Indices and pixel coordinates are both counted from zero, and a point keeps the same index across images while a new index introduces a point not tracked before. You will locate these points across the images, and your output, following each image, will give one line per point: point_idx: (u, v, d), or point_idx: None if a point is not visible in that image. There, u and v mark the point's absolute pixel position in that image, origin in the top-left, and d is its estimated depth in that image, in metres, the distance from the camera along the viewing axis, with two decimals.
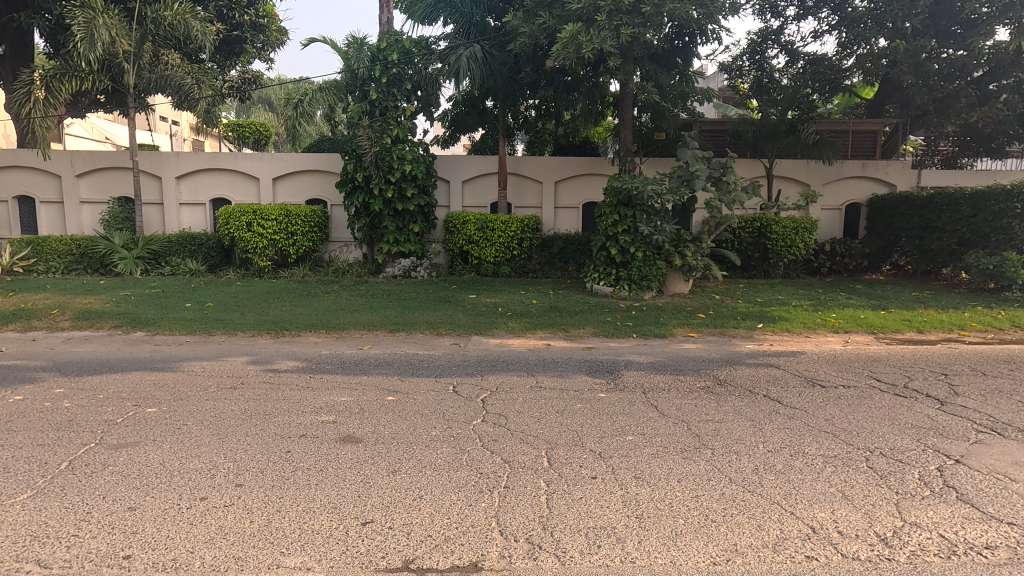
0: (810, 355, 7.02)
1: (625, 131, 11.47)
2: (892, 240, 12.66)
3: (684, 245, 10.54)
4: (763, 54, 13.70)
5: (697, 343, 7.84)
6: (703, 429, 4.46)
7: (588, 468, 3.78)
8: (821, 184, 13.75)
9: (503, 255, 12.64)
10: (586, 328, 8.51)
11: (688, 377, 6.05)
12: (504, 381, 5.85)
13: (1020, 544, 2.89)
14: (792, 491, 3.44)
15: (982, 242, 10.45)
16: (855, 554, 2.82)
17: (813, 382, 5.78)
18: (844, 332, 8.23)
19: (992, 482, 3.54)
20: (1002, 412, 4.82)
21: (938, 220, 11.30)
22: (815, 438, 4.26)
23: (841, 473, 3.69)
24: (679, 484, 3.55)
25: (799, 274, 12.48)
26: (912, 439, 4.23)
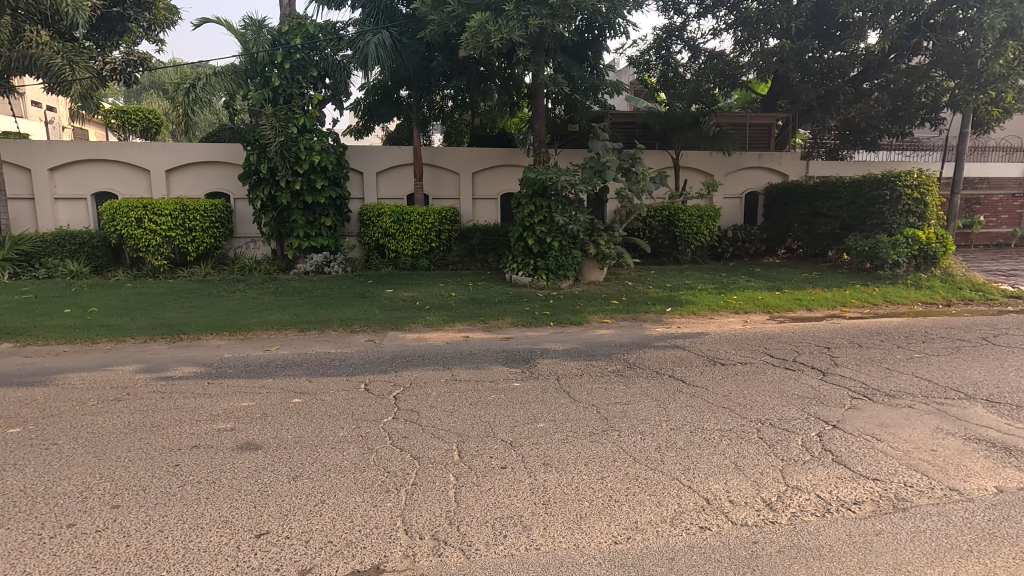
0: (713, 335, 7.46)
1: (539, 121, 11.58)
2: (786, 226, 13.69)
3: (598, 235, 10.84)
4: (668, 50, 14.25)
5: (611, 328, 8.10)
6: (612, 412, 4.59)
7: (498, 458, 3.78)
8: (722, 174, 14.61)
9: (422, 248, 12.39)
10: (505, 318, 8.54)
11: (601, 361, 6.22)
12: (418, 377, 5.73)
13: (882, 498, 3.20)
14: (690, 466, 3.62)
15: (860, 227, 11.54)
16: (743, 521, 3.00)
17: (714, 361, 6.12)
18: (744, 313, 8.81)
19: (862, 443, 3.91)
20: (873, 379, 5.34)
21: (825, 207, 12.33)
22: (714, 414, 4.51)
23: (735, 445, 3.92)
24: (586, 468, 3.63)
25: (705, 259, 13.22)
26: (797, 409, 4.58)
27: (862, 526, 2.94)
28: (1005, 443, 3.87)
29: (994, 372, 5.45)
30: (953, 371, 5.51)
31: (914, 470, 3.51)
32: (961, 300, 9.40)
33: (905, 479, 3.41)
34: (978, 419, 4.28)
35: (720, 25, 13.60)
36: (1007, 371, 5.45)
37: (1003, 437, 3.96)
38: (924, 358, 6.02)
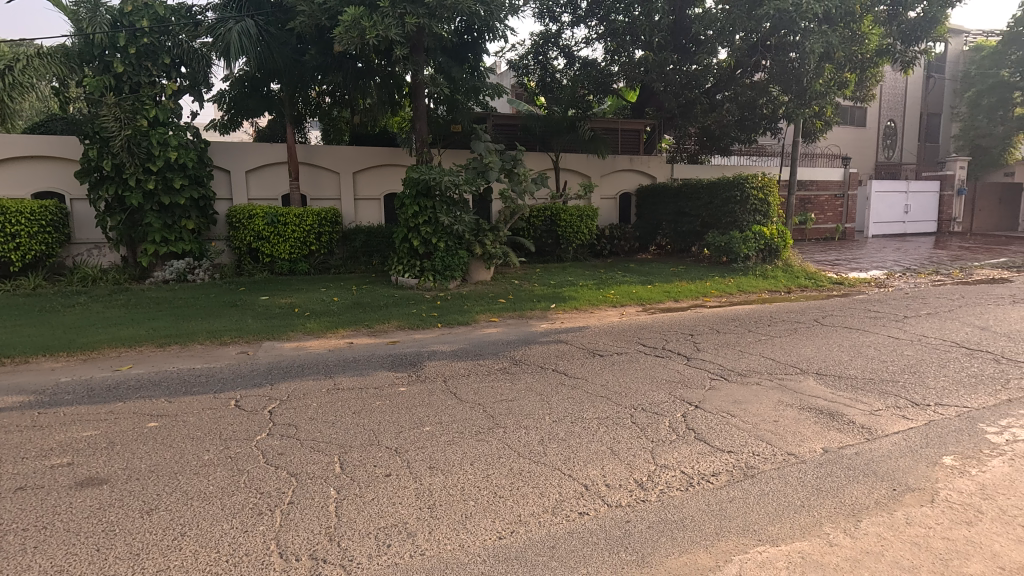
0: (592, 328, 7.86)
1: (421, 121, 11.43)
2: (656, 225, 14.83)
3: (484, 235, 10.94)
4: (545, 56, 14.86)
5: (498, 327, 8.23)
6: (497, 410, 4.67)
7: (382, 467, 3.68)
8: (598, 176, 15.47)
9: (300, 251, 11.71)
10: (391, 321, 8.33)
11: (488, 360, 6.30)
12: (296, 389, 5.40)
13: (735, 468, 3.57)
14: (571, 455, 3.78)
15: (717, 224, 12.80)
16: (618, 502, 3.20)
17: (594, 353, 6.47)
18: (620, 306, 9.39)
19: (720, 420, 4.35)
20: (728, 361, 5.96)
21: (688, 207, 13.51)
22: (592, 403, 4.76)
23: (611, 431, 4.17)
24: (472, 467, 3.65)
25: (586, 256, 13.89)
26: (666, 393, 4.97)
27: (718, 495, 3.26)
28: (830, 409, 4.50)
29: (821, 348, 6.32)
30: (792, 349, 6.31)
31: (760, 440, 3.97)
32: (798, 288, 10.80)
33: (753, 448, 3.84)
34: (811, 390, 4.94)
35: (591, 35, 14.35)
36: (831, 347, 6.35)
37: (829, 404, 4.60)
38: (768, 340, 6.82)
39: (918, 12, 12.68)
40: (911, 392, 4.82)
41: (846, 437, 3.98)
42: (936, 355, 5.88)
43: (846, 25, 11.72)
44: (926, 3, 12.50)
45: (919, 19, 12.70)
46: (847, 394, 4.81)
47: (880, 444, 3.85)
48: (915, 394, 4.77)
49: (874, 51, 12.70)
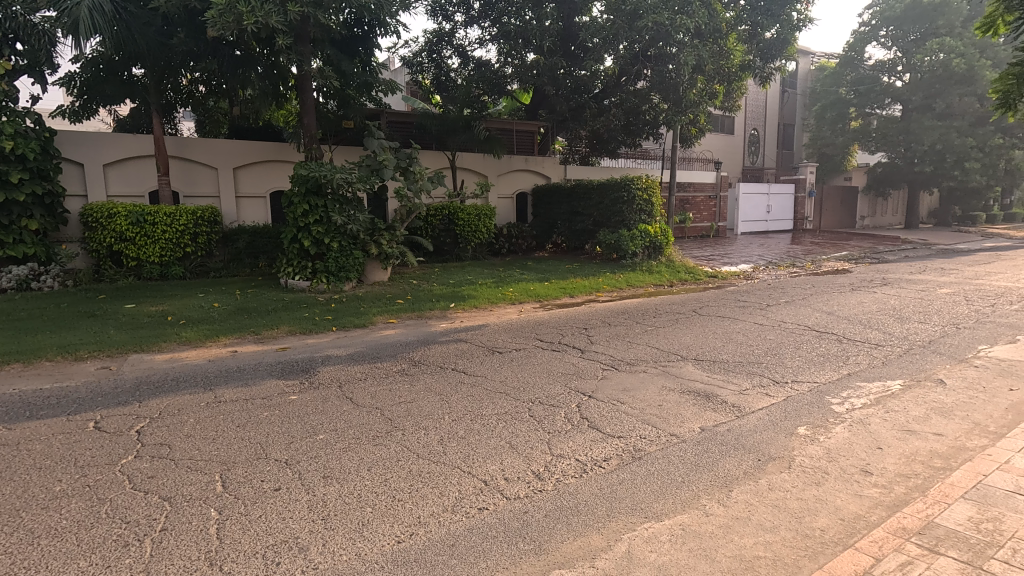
0: (491, 326, 7.96)
1: (309, 115, 10.84)
2: (551, 224, 15.31)
3: (380, 234, 10.63)
4: (439, 54, 14.78)
5: (397, 328, 8.06)
6: (395, 412, 4.57)
7: (270, 481, 3.46)
8: (495, 176, 15.72)
9: (173, 253, 10.66)
10: (280, 327, 7.84)
11: (386, 362, 6.15)
12: (169, 404, 4.91)
13: (623, 452, 3.80)
14: (470, 453, 3.81)
15: (607, 223, 13.48)
16: (516, 494, 3.28)
17: (493, 350, 6.56)
18: (519, 304, 9.59)
19: (610, 407, 4.60)
20: (618, 352, 6.32)
21: (581, 206, 14.08)
22: (491, 400, 4.83)
23: (509, 426, 4.25)
24: (369, 473, 3.55)
25: (484, 255, 14.01)
26: (561, 385, 5.16)
27: (610, 478, 3.45)
28: (707, 391, 4.94)
29: (700, 336, 6.90)
30: (674, 338, 6.83)
31: (647, 424, 4.25)
32: (679, 282, 11.69)
33: (640, 432, 4.11)
34: (690, 375, 5.39)
35: (485, 36, 14.47)
36: (707, 334, 6.95)
37: (705, 386, 5.05)
38: (654, 330, 7.32)
39: (773, 33, 14.19)
40: (772, 371, 5.42)
41: (720, 415, 4.38)
42: (793, 337, 6.65)
43: (715, 41, 12.84)
44: (779, 25, 14.01)
45: (774, 40, 14.24)
46: (721, 376, 5.29)
47: (747, 420, 4.29)
48: (776, 373, 5.36)
49: (738, 66, 14.07)
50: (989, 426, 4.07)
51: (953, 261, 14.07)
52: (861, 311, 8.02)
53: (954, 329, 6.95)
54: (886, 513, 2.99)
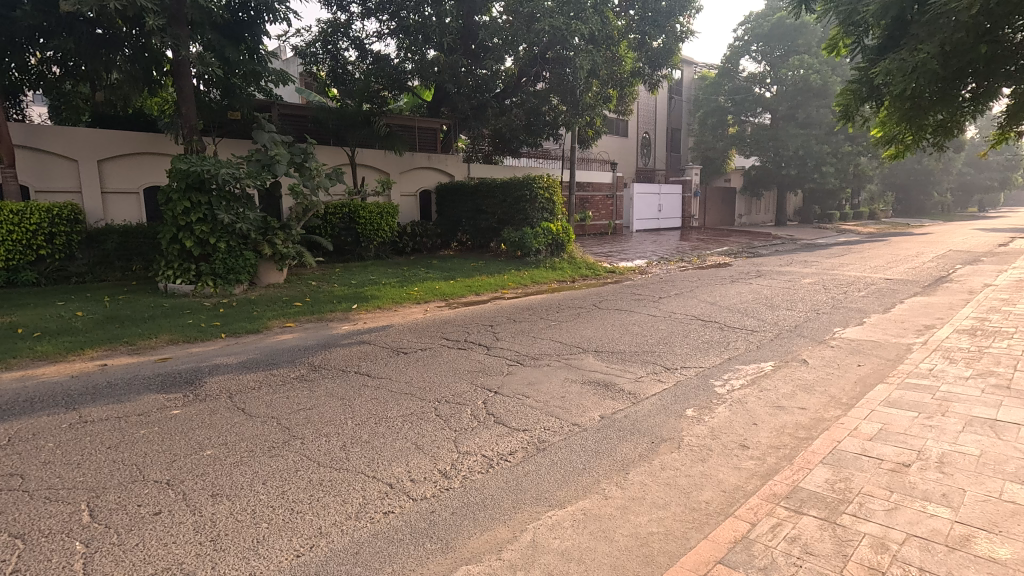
0: (396, 326, 7.79)
1: (188, 104, 9.96)
2: (456, 222, 15.25)
3: (273, 233, 10.01)
4: (335, 45, 14.18)
5: (294, 333, 7.64)
6: (293, 421, 4.34)
7: (149, 505, 3.15)
8: (397, 173, 15.44)
9: (24, 257, 9.34)
10: (160, 336, 7.14)
11: (282, 369, 5.81)
12: (22, 429, 4.30)
13: (529, 444, 3.89)
14: (374, 457, 3.71)
15: (511, 221, 13.66)
16: (422, 495, 3.24)
17: (398, 351, 6.43)
18: (424, 303, 9.48)
19: (516, 402, 4.69)
20: (522, 347, 6.45)
21: (485, 205, 14.16)
22: (397, 401, 4.73)
23: (415, 427, 4.19)
24: (264, 487, 3.34)
25: (388, 254, 13.66)
26: (468, 382, 5.18)
27: (515, 471, 3.51)
28: (605, 380, 5.20)
29: (599, 328, 7.22)
30: (576, 331, 7.10)
31: (551, 416, 4.39)
32: (580, 278, 12.15)
33: (544, 424, 4.23)
34: (591, 366, 5.63)
35: (383, 30, 14.07)
36: (606, 327, 7.30)
37: (604, 376, 5.31)
38: (557, 325, 7.55)
39: (659, 43, 15.13)
40: (664, 358, 5.81)
41: (617, 403, 4.62)
42: (682, 327, 7.17)
43: (608, 47, 13.46)
44: (664, 36, 14.98)
45: (660, 49, 15.19)
46: (619, 366, 5.58)
47: (642, 405, 4.57)
48: (667, 361, 5.75)
49: (630, 72, 14.83)
50: (841, 398, 4.65)
51: (813, 255, 15.86)
52: (740, 301, 8.81)
53: (814, 314, 7.85)
54: (760, 482, 3.32)
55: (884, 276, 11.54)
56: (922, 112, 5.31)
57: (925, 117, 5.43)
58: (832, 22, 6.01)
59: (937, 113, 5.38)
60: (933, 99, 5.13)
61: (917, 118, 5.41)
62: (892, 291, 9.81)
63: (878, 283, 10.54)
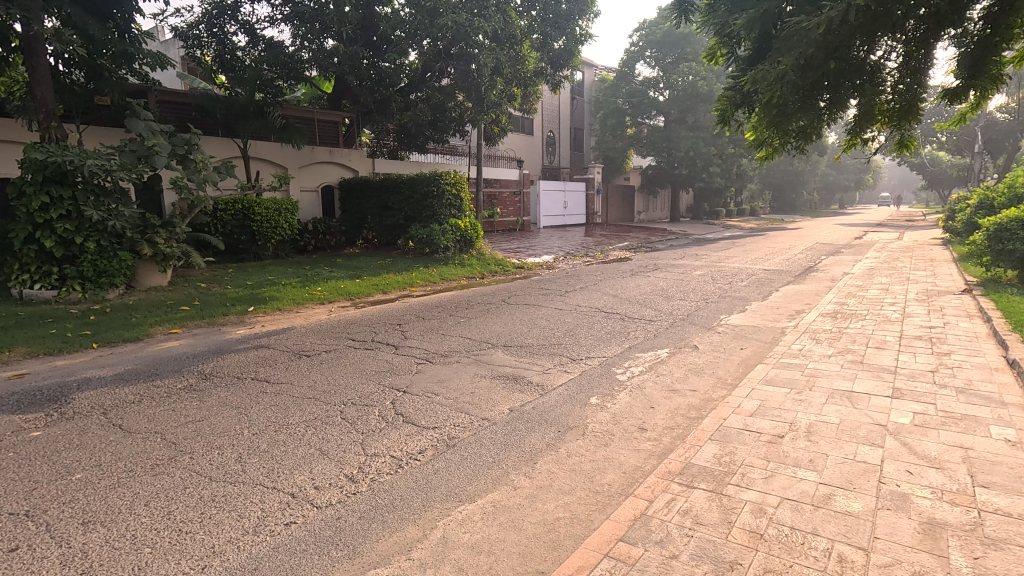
0: (298, 329, 7.41)
1: (43, 85, 8.79)
2: (360, 218, 14.75)
3: (153, 231, 9.12)
4: (221, 29, 13.15)
5: (181, 339, 7.02)
6: (181, 435, 4.00)
7: (3, 540, 2.77)
8: (295, 168, 14.76)
9: None
10: (14, 349, 6.26)
11: (166, 380, 5.31)
12: None
13: (438, 442, 3.87)
14: (274, 466, 3.51)
15: (418, 218, 13.43)
16: (326, 502, 3.12)
17: (299, 354, 6.11)
18: (328, 303, 9.09)
19: (425, 400, 4.64)
20: (431, 345, 6.38)
21: (391, 201, 13.81)
22: (298, 407, 4.50)
23: (319, 433, 4.01)
24: (147, 509, 3.05)
25: (287, 252, 12.95)
26: (375, 383, 5.04)
27: (424, 470, 3.48)
28: (514, 374, 5.29)
29: (508, 323, 7.32)
30: (485, 327, 7.14)
31: (461, 412, 4.39)
32: (490, 274, 12.24)
33: (454, 420, 4.22)
34: (500, 360, 5.70)
35: (276, 15, 13.28)
36: (515, 321, 7.42)
37: (513, 370, 5.40)
38: (466, 321, 7.57)
39: (560, 45, 15.57)
40: (570, 350, 6.03)
41: (526, 395, 4.72)
42: (586, 319, 7.47)
43: (511, 46, 13.62)
44: (565, 37, 15.40)
45: (561, 50, 15.63)
46: (527, 359, 5.70)
47: (549, 395, 4.71)
48: (573, 352, 5.97)
49: (533, 71, 15.10)
50: (727, 379, 5.09)
51: (703, 248, 17.13)
52: (638, 293, 9.30)
53: (704, 303, 8.49)
54: (656, 461, 3.55)
55: (762, 266, 12.71)
56: (786, 119, 4.39)
57: (789, 125, 4.50)
58: (706, 34, 5.57)
59: (799, 120, 4.44)
60: (797, 105, 4.22)
61: (783, 126, 4.47)
62: (769, 280, 10.85)
63: (757, 274, 11.59)
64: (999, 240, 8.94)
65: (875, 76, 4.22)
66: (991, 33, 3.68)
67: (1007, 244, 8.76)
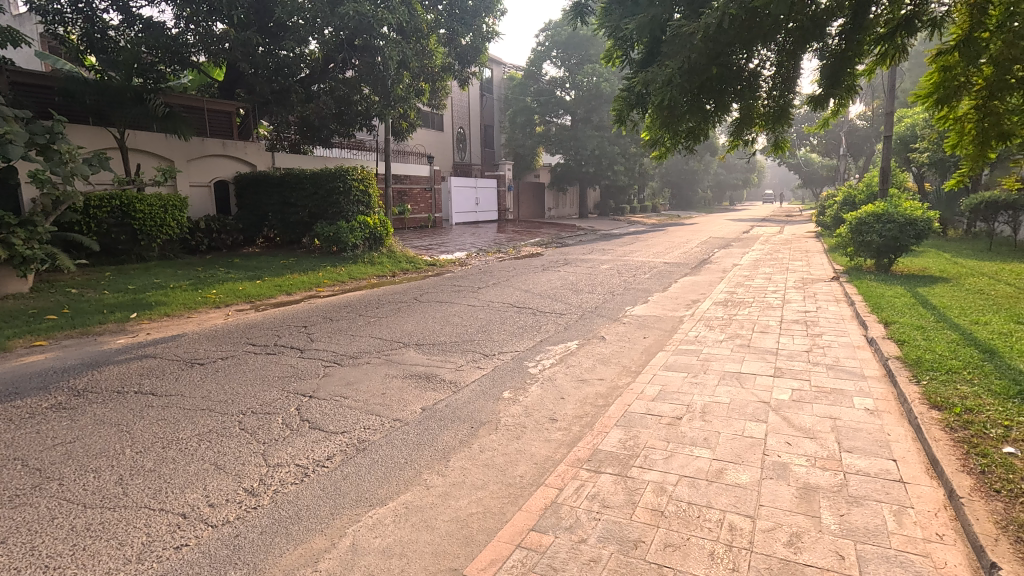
0: (190, 335, 6.85)
1: None
2: (260, 216, 13.88)
3: (9, 231, 8.01)
4: (89, 5, 11.77)
5: (48, 352, 6.24)
6: (48, 460, 3.56)
7: None
8: (183, 161, 13.62)
9: None
10: None
11: (30, 399, 4.69)
12: None
13: (347, 446, 3.73)
14: (162, 486, 3.23)
15: (323, 215, 12.86)
16: (224, 519, 2.91)
17: (191, 363, 5.65)
18: (225, 306, 8.48)
19: (333, 404, 4.46)
20: (340, 347, 6.14)
21: (293, 198, 13.10)
22: (189, 420, 4.15)
23: (215, 446, 3.73)
24: (4, 547, 2.68)
25: (177, 253, 11.92)
26: (277, 390, 4.77)
27: (331, 477, 3.34)
28: (427, 372, 5.23)
29: (420, 322, 7.22)
30: (397, 326, 6.99)
31: (372, 414, 4.27)
32: (401, 272, 12.00)
33: (364, 423, 4.09)
34: (412, 359, 5.61)
35: None
36: (427, 319, 7.33)
37: (425, 368, 5.33)
38: (377, 321, 7.36)
39: (468, 41, 15.53)
40: (483, 346, 6.05)
41: (438, 393, 4.68)
42: (499, 314, 7.53)
43: (417, 40, 13.39)
44: (472, 34, 15.38)
45: (468, 46, 15.59)
46: (440, 357, 5.65)
47: (462, 392, 4.70)
48: (485, 347, 6.00)
49: (440, 67, 14.97)
50: (631, 367, 5.35)
51: (609, 243, 17.89)
52: (549, 287, 9.53)
53: (610, 296, 8.85)
54: (566, 450, 3.66)
55: (663, 260, 13.49)
56: (677, 120, 4.60)
57: (680, 125, 4.72)
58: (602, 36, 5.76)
59: (688, 120, 4.66)
60: (686, 107, 4.44)
61: (673, 126, 4.68)
62: (669, 272, 11.53)
63: (659, 267, 12.28)
64: (860, 232, 10.09)
65: (753, 81, 4.51)
66: (846, 47, 4.12)
67: (866, 236, 9.92)
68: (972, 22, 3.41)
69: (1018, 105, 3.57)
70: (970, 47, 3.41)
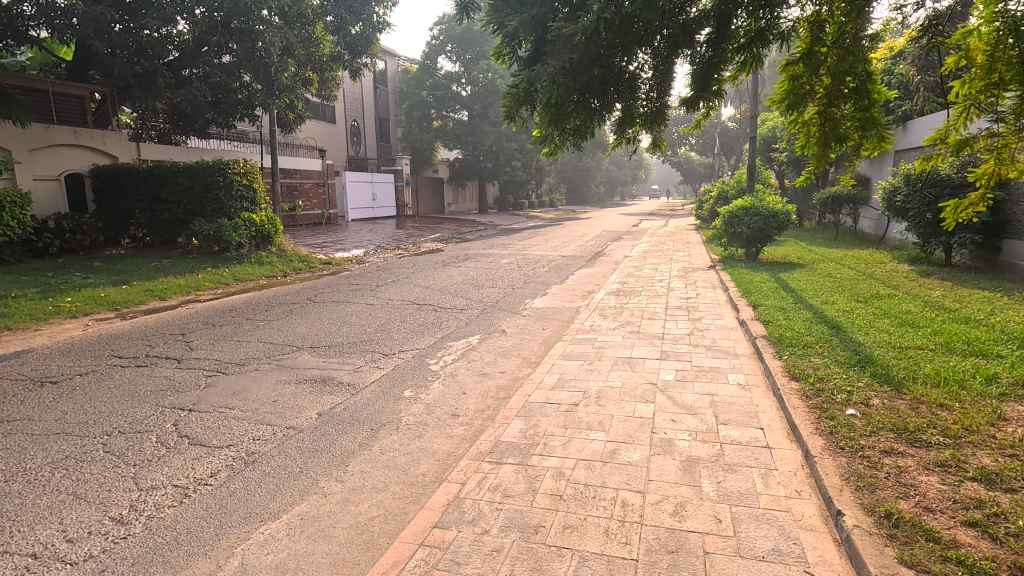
0: (38, 350, 5.99)
1: None
2: (125, 213, 12.46)
3: None
4: None
5: None
6: None
7: None
8: (24, 151, 11.82)
9: None
10: None
11: None
12: None
13: (234, 460, 3.48)
14: (5, 525, 2.81)
15: (200, 211, 11.79)
16: (87, 555, 2.59)
17: (40, 382, 4.95)
18: (84, 315, 7.52)
19: (216, 416, 4.13)
20: (224, 354, 5.69)
21: (164, 193, 11.89)
22: (40, 447, 3.64)
23: (74, 473, 3.31)
24: None
25: (19, 256, 10.36)
26: (150, 406, 4.32)
27: (215, 495, 3.09)
28: (323, 376, 4.99)
29: (314, 324, 6.86)
30: (288, 330, 6.60)
31: (262, 424, 4.00)
32: (293, 271, 11.35)
33: (252, 435, 3.83)
34: (306, 364, 5.32)
35: None
36: (323, 321, 6.99)
37: (321, 372, 5.09)
38: (266, 325, 6.90)
39: (358, 30, 14.90)
40: (382, 345, 5.89)
41: (335, 397, 4.49)
42: (399, 313, 7.37)
43: (302, 26, 12.69)
44: (361, 24, 14.79)
45: (358, 36, 14.98)
46: (337, 360, 5.42)
47: (360, 394, 4.55)
48: (385, 347, 5.84)
49: (329, 56, 14.30)
50: (531, 358, 5.48)
51: (508, 238, 18.13)
52: (450, 283, 9.47)
53: (511, 290, 8.98)
54: (468, 444, 3.68)
55: (561, 254, 13.91)
56: (564, 119, 4.77)
57: (567, 122, 4.90)
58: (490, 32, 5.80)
59: (574, 118, 4.84)
60: (572, 106, 4.61)
61: (561, 124, 4.83)
62: (566, 265, 11.91)
63: (557, 260, 12.67)
64: (732, 224, 11.07)
65: (631, 83, 4.76)
66: (712, 55, 4.49)
67: (737, 227, 10.90)
68: (812, 38, 3.86)
69: (850, 112, 4.07)
70: (812, 58, 3.88)
